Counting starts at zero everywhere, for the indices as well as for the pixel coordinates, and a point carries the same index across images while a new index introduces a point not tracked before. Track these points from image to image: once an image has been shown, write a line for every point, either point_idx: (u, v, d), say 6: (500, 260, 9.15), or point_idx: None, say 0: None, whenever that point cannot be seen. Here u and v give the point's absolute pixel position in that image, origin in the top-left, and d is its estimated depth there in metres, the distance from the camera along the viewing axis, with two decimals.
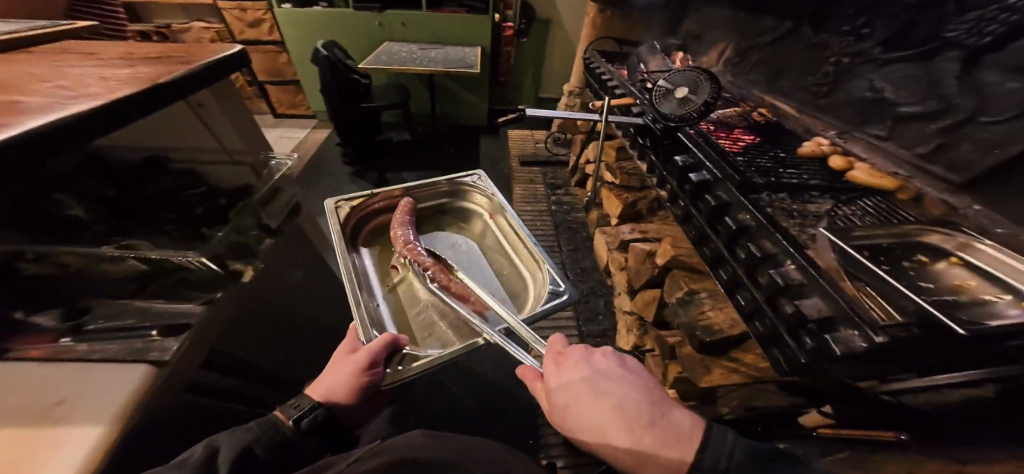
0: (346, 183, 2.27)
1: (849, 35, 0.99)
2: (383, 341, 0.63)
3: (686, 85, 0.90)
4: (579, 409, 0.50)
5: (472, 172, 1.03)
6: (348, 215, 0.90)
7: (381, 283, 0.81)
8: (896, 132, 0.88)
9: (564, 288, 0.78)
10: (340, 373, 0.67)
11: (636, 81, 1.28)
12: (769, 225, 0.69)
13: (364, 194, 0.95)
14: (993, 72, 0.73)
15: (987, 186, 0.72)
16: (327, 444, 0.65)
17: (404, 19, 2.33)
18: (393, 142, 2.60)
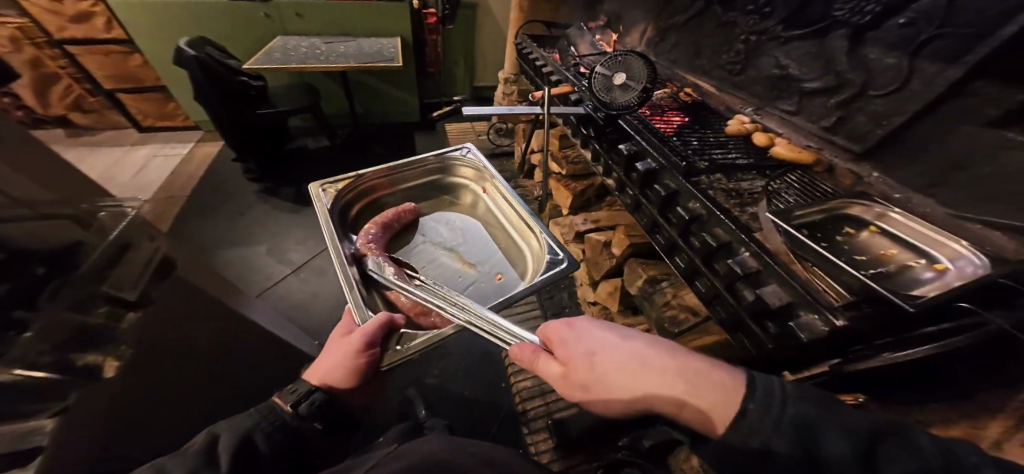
0: (256, 203, 1.98)
1: (751, 15, 1.02)
2: (379, 321, 0.69)
3: (624, 71, 0.86)
4: (616, 359, 0.49)
5: (461, 146, 1.09)
6: (337, 197, 0.95)
7: None
8: (801, 107, 0.93)
9: (561, 256, 0.86)
10: (333, 357, 0.69)
11: (568, 66, 1.23)
12: (720, 213, 0.70)
13: (351, 176, 0.99)
14: (875, 49, 0.80)
15: (879, 155, 0.81)
16: (333, 429, 0.69)
17: (299, 8, 2.02)
18: (310, 149, 2.31)
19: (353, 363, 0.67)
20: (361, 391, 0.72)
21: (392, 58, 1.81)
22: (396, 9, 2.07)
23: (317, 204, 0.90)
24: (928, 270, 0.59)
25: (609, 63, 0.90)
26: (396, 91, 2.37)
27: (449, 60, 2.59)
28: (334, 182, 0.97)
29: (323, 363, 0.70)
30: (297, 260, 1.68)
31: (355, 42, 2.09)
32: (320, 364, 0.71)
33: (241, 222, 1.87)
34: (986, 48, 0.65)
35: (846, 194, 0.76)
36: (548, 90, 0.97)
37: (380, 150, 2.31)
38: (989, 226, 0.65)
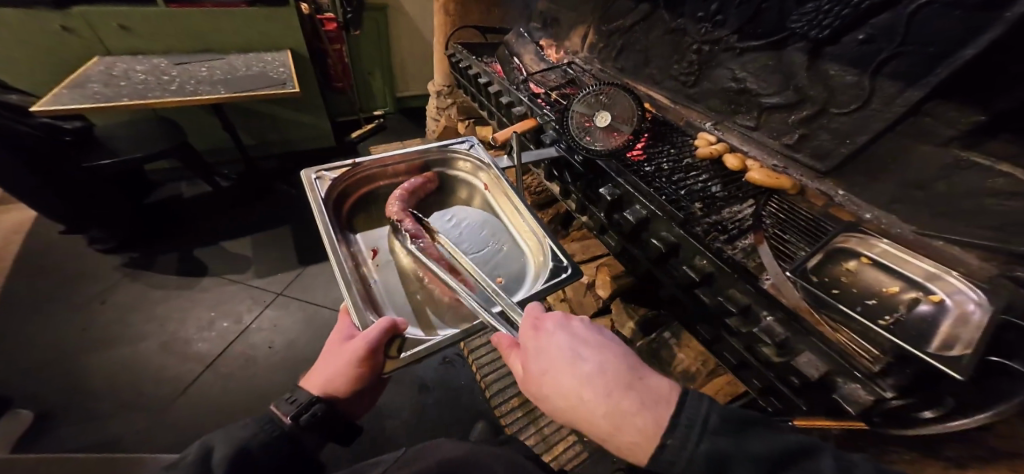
0: (120, 280, 1.52)
1: (703, 26, 0.97)
2: (381, 326, 0.59)
3: (609, 112, 0.78)
4: (571, 375, 0.47)
5: (465, 140, 1.03)
6: (332, 188, 0.88)
7: (371, 262, 0.81)
8: (761, 122, 0.92)
9: (567, 263, 0.76)
10: (336, 363, 0.59)
11: (521, 87, 1.08)
12: (736, 272, 0.64)
13: (348, 165, 0.93)
14: (835, 65, 0.78)
15: (843, 173, 0.82)
16: (332, 439, 0.60)
17: (118, 19, 1.52)
18: (191, 198, 1.83)
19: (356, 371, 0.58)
20: (362, 398, 0.64)
21: (283, 82, 1.50)
22: (274, 12, 1.66)
23: (311, 194, 0.85)
24: (923, 302, 0.60)
25: (587, 99, 0.81)
26: (296, 113, 1.95)
27: (364, 71, 2.20)
28: (330, 170, 0.91)
29: (324, 371, 0.61)
30: (203, 351, 1.33)
31: (225, 59, 1.66)
32: (320, 372, 0.61)
33: (103, 312, 1.42)
34: (944, 71, 0.65)
35: (830, 224, 0.75)
36: (513, 137, 0.80)
37: (291, 190, 1.93)
38: (953, 244, 0.68)
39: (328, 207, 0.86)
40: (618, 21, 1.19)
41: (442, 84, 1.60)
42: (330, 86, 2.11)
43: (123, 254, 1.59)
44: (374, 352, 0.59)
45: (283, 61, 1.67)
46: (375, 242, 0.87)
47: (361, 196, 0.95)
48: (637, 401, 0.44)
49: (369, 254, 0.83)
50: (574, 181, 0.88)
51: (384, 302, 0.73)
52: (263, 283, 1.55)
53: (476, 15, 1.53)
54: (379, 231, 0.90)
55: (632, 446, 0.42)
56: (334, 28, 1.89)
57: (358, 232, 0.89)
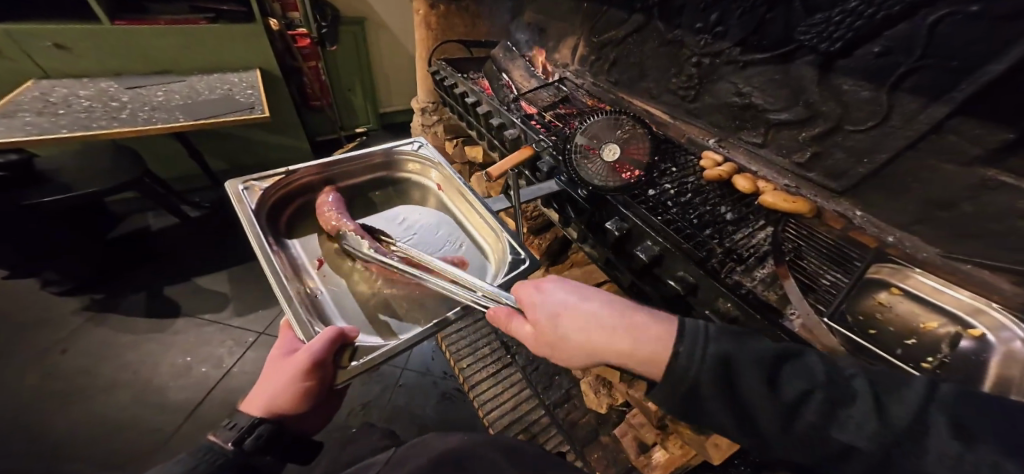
0: (84, 325, 1.40)
1: (703, 38, 0.91)
2: (327, 336, 0.54)
3: (616, 145, 0.71)
4: (584, 309, 0.44)
5: (412, 140, 0.96)
6: (263, 198, 0.79)
7: (315, 276, 0.74)
8: (769, 139, 0.88)
9: (525, 255, 0.72)
10: (280, 377, 0.54)
11: (515, 109, 1.03)
12: (763, 319, 0.57)
13: (280, 173, 0.83)
14: (849, 79, 0.72)
15: (862, 192, 0.77)
16: (286, 455, 0.55)
17: (53, 39, 1.40)
18: (162, 230, 1.72)
19: (302, 387, 0.53)
20: (314, 411, 0.60)
21: (253, 105, 1.41)
22: (238, 29, 1.55)
23: (237, 207, 0.75)
24: (962, 337, 0.54)
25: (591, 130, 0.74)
26: (272, 134, 1.85)
27: (345, 88, 2.10)
28: (259, 179, 0.81)
29: (265, 390, 0.55)
30: (177, 401, 1.22)
31: (184, 82, 1.56)
32: (262, 390, 0.55)
33: (63, 362, 1.29)
34: (969, 87, 0.58)
35: (852, 251, 0.69)
36: (508, 174, 0.71)
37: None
38: (982, 267, 0.64)
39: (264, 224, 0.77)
40: (611, 32, 1.13)
41: (427, 101, 1.56)
42: (308, 105, 2.01)
43: (85, 296, 1.47)
44: (320, 364, 0.54)
45: (251, 82, 1.57)
46: (314, 252, 0.79)
47: (302, 205, 0.86)
48: (647, 317, 0.43)
49: (315, 265, 0.76)
50: (576, 216, 0.82)
51: (328, 314, 0.67)
52: (244, 322, 1.44)
53: (460, 28, 1.45)
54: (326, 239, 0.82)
55: (655, 354, 0.40)
56: (308, 45, 1.80)
57: (295, 240, 0.81)
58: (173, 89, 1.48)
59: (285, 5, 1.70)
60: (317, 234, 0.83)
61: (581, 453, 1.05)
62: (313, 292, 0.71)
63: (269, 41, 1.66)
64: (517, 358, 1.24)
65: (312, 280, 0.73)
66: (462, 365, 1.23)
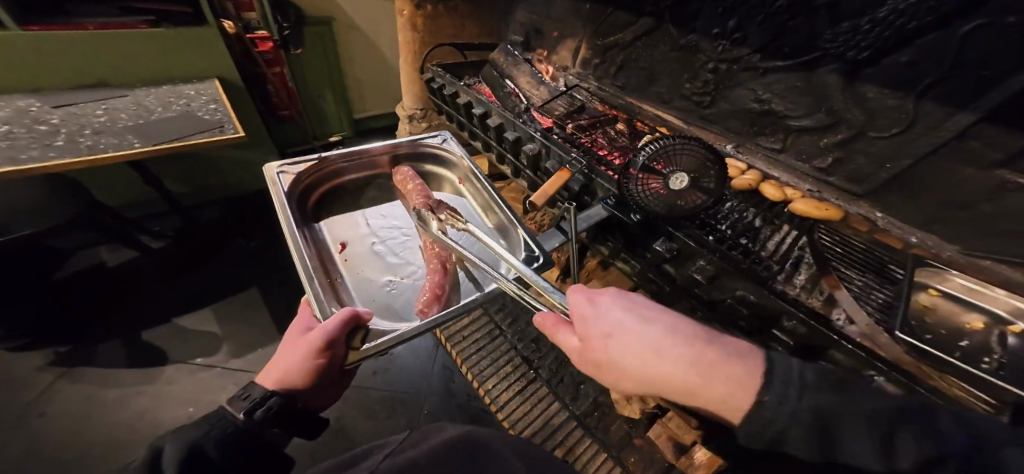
0: (36, 386, 1.20)
1: (720, 43, 0.91)
2: (343, 317, 0.62)
3: (686, 172, 0.58)
4: (641, 331, 0.43)
5: (438, 135, 1.03)
6: (297, 181, 0.88)
7: (342, 257, 0.84)
8: (788, 144, 0.89)
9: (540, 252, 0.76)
10: (294, 354, 0.60)
11: (531, 122, 0.98)
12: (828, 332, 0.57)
13: (311, 160, 0.92)
14: (874, 87, 0.74)
15: (883, 195, 0.80)
16: (291, 432, 0.58)
17: None
18: (123, 265, 1.51)
19: (313, 362, 0.60)
20: (321, 392, 0.65)
21: (222, 123, 1.26)
22: (188, 33, 1.37)
23: (272, 188, 0.85)
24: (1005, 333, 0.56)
25: (659, 152, 0.58)
26: (241, 149, 1.67)
27: (314, 93, 1.93)
28: (295, 164, 0.91)
29: (282, 364, 0.60)
30: None
31: (128, 95, 1.35)
32: (277, 367, 0.60)
33: (17, 434, 1.11)
34: (998, 96, 0.60)
35: (882, 253, 0.72)
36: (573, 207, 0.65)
37: (249, 242, 1.65)
38: (1002, 263, 0.68)
39: (294, 203, 0.86)
40: (617, 35, 1.11)
41: (414, 107, 1.47)
42: (275, 114, 1.83)
43: (46, 350, 1.28)
44: (333, 343, 0.61)
45: (212, 95, 1.40)
46: (341, 234, 0.89)
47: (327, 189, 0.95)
48: (718, 354, 0.40)
49: (338, 249, 0.85)
50: (622, 242, 0.81)
51: (347, 295, 0.76)
52: (240, 364, 1.29)
53: (450, 29, 1.36)
54: (354, 223, 0.91)
55: (722, 395, 0.38)
56: (272, 49, 1.64)
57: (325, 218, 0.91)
58: (115, 105, 1.28)
59: (239, 5, 1.53)
60: (342, 217, 0.92)
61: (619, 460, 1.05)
62: (334, 275, 0.80)
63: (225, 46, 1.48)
64: (541, 372, 1.22)
65: (334, 263, 0.82)
66: (488, 386, 1.20)
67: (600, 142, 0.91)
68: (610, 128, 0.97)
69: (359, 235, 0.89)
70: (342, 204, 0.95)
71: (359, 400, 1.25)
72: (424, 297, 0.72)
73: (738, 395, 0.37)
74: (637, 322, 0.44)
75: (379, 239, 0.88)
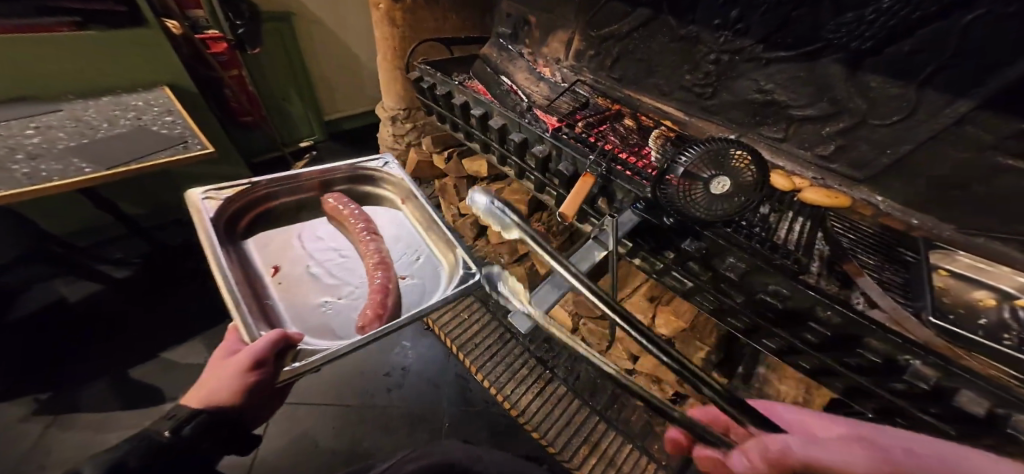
0: (25, 443, 1.15)
1: (722, 34, 0.90)
2: (272, 337, 0.62)
3: (728, 177, 0.56)
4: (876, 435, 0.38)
5: (379, 156, 1.06)
6: (224, 207, 0.86)
7: (274, 281, 0.84)
8: (790, 133, 0.91)
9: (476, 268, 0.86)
10: (221, 374, 0.60)
11: (537, 123, 0.95)
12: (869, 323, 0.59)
13: (243, 184, 0.90)
14: (876, 76, 0.75)
15: (884, 178, 0.83)
16: (219, 449, 0.59)
17: None
18: (82, 301, 1.45)
19: (241, 383, 0.59)
20: (258, 408, 0.65)
21: (185, 138, 1.15)
22: (127, 35, 1.20)
23: (196, 216, 0.81)
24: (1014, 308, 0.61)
25: (701, 156, 0.57)
26: (204, 163, 1.54)
27: (278, 96, 1.79)
28: (221, 189, 0.88)
29: (211, 385, 0.60)
30: None
31: (59, 109, 1.17)
32: (206, 385, 0.61)
33: None
34: (997, 83, 0.63)
35: (890, 237, 0.76)
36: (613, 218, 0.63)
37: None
38: (996, 239, 0.73)
39: (221, 226, 0.84)
40: (613, 25, 1.08)
41: (397, 107, 1.43)
42: (238, 121, 1.69)
43: (26, 402, 1.22)
44: (263, 362, 0.61)
45: (164, 105, 1.26)
46: (273, 258, 0.88)
47: (263, 210, 0.93)
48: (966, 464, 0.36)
49: (271, 273, 0.85)
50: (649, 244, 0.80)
51: (280, 318, 0.78)
52: None
53: (430, 23, 1.28)
54: (289, 246, 0.91)
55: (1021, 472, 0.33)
56: (226, 50, 1.49)
57: (253, 240, 0.90)
58: (47, 123, 1.11)
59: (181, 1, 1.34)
60: (276, 239, 0.92)
61: (643, 447, 1.09)
62: (266, 299, 0.80)
63: (169, 48, 1.30)
64: (557, 371, 1.22)
65: (267, 289, 0.82)
66: (506, 392, 1.18)
67: (611, 141, 0.89)
68: (617, 124, 0.96)
69: (294, 258, 0.90)
70: (272, 227, 0.94)
71: (381, 419, 1.24)
72: (365, 316, 0.76)
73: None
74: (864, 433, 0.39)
75: (314, 261, 0.90)
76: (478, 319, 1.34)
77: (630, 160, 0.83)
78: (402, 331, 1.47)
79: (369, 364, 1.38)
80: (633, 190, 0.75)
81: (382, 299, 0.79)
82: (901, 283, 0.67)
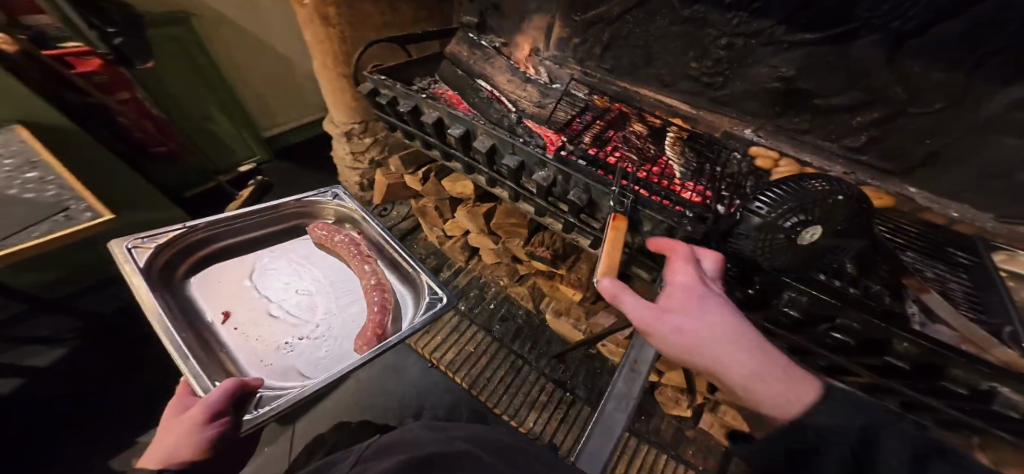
0: None
1: (734, 16, 0.76)
2: (233, 386, 0.56)
3: (822, 224, 0.43)
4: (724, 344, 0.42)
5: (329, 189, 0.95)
6: (156, 255, 0.73)
7: (227, 327, 0.74)
8: (813, 125, 0.82)
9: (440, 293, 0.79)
10: (177, 432, 0.49)
11: (532, 144, 0.81)
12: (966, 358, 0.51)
13: (175, 230, 0.77)
14: (919, 62, 0.64)
15: (924, 169, 0.75)
16: None
17: None
18: None
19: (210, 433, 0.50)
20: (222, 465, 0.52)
21: (66, 203, 1.02)
22: None
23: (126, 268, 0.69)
24: None
25: (783, 200, 0.44)
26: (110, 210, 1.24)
27: (196, 114, 1.49)
28: (152, 237, 0.74)
29: (158, 452, 0.48)
30: None
31: None
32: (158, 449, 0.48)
33: None
34: None
35: (940, 236, 0.69)
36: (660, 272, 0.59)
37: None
38: None
39: (156, 277, 0.72)
40: (601, 7, 0.91)
41: (351, 122, 1.24)
42: (150, 153, 1.42)
43: None
44: (223, 413, 0.54)
45: (21, 154, 1.02)
46: (221, 301, 0.77)
47: (205, 254, 0.81)
48: (781, 381, 0.39)
49: (221, 320, 0.74)
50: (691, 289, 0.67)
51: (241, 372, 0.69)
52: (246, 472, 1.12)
53: (374, 18, 1.06)
54: (245, 288, 0.80)
55: (784, 400, 0.38)
56: (103, 67, 1.19)
57: (198, 285, 0.78)
58: None
59: (6, 5, 0.99)
60: (227, 280, 0.80)
61: (679, 456, 1.03)
62: (221, 349, 0.70)
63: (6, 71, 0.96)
64: (579, 391, 1.13)
65: (218, 338, 0.72)
66: (529, 425, 1.08)
67: (625, 156, 0.77)
68: (626, 131, 0.84)
69: (249, 300, 0.79)
70: (219, 270, 0.81)
71: None
72: (363, 337, 0.72)
73: (789, 403, 0.38)
74: (724, 350, 0.42)
75: (273, 303, 0.79)
76: (482, 347, 1.21)
77: (654, 180, 0.72)
78: (404, 370, 1.33)
79: (374, 412, 1.24)
80: (665, 219, 0.65)
81: (381, 319, 0.75)
82: (968, 296, 0.60)
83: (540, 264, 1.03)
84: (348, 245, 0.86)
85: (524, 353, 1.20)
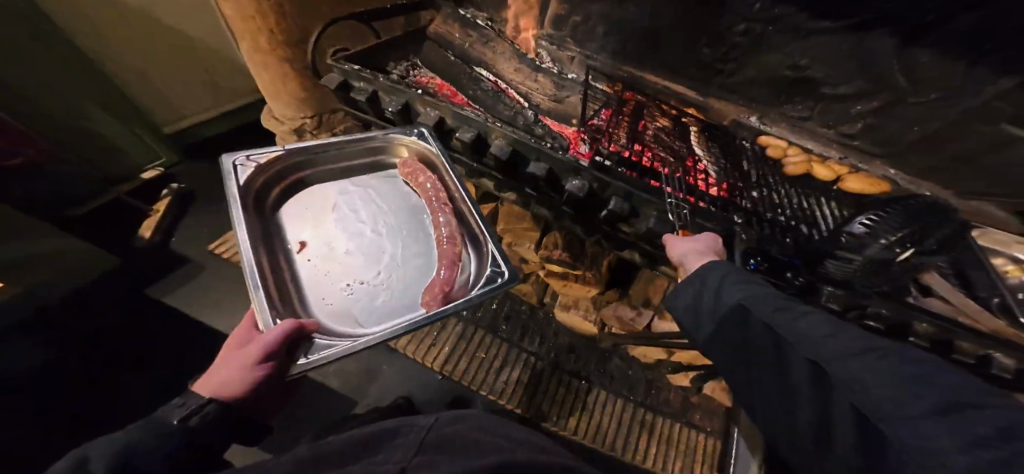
0: None
1: (757, 1, 0.72)
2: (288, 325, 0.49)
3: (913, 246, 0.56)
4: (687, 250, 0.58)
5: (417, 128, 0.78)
6: (258, 173, 0.66)
7: (302, 258, 0.65)
8: (816, 111, 0.86)
9: (504, 267, 0.62)
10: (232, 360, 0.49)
11: (557, 145, 0.73)
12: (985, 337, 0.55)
13: (276, 151, 0.69)
14: (929, 54, 0.65)
15: (908, 154, 0.82)
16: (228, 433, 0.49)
17: None
18: None
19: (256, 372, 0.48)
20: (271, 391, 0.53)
21: None
22: None
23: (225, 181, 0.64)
24: None
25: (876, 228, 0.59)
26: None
27: (58, 108, 1.11)
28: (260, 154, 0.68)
29: (216, 374, 0.49)
30: None
31: None
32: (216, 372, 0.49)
33: None
34: None
35: None
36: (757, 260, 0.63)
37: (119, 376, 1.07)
38: (994, 203, 0.77)
39: (251, 196, 0.65)
40: None
41: (304, 115, 1.01)
42: None
43: None
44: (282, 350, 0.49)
45: None
46: (304, 228, 0.68)
47: (292, 185, 0.72)
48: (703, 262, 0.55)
49: (297, 249, 0.66)
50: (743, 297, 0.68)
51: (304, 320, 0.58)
52: None
53: None
54: (323, 220, 0.70)
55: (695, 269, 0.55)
56: None
57: (289, 208, 0.70)
58: None
59: None
60: (312, 209, 0.71)
61: (688, 421, 1.10)
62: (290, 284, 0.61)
63: None
64: (592, 377, 1.15)
65: (291, 269, 0.63)
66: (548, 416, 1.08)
67: (656, 154, 0.75)
68: (652, 126, 0.81)
69: (327, 235, 0.68)
70: (308, 199, 0.72)
71: None
72: (427, 291, 0.58)
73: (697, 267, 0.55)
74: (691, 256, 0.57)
75: (344, 247, 0.67)
76: (490, 348, 1.17)
77: (695, 182, 0.72)
78: None
79: None
80: (717, 227, 0.66)
81: (449, 275, 0.60)
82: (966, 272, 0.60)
83: (552, 268, 1.02)
84: (422, 184, 0.71)
85: (534, 347, 1.18)
